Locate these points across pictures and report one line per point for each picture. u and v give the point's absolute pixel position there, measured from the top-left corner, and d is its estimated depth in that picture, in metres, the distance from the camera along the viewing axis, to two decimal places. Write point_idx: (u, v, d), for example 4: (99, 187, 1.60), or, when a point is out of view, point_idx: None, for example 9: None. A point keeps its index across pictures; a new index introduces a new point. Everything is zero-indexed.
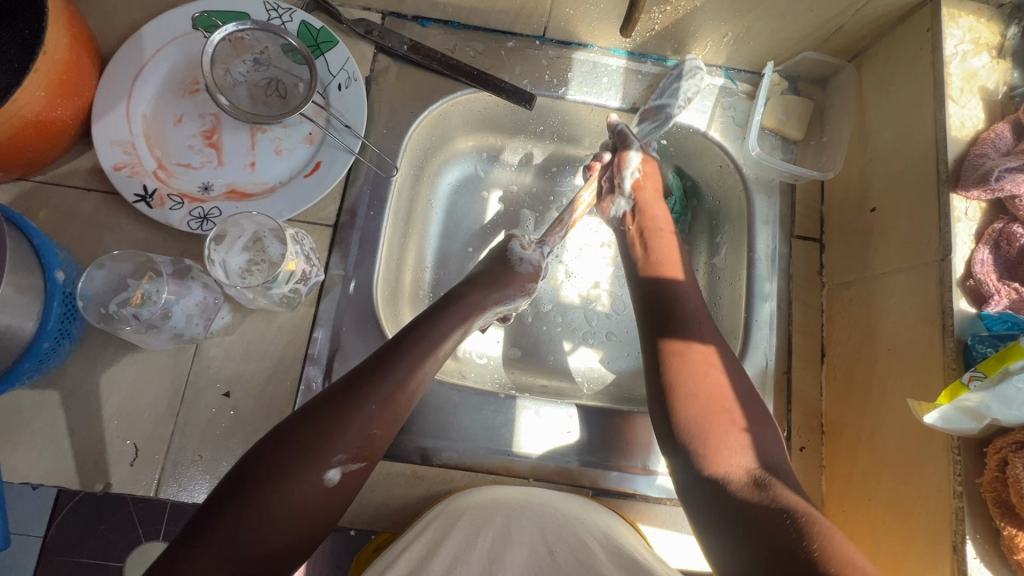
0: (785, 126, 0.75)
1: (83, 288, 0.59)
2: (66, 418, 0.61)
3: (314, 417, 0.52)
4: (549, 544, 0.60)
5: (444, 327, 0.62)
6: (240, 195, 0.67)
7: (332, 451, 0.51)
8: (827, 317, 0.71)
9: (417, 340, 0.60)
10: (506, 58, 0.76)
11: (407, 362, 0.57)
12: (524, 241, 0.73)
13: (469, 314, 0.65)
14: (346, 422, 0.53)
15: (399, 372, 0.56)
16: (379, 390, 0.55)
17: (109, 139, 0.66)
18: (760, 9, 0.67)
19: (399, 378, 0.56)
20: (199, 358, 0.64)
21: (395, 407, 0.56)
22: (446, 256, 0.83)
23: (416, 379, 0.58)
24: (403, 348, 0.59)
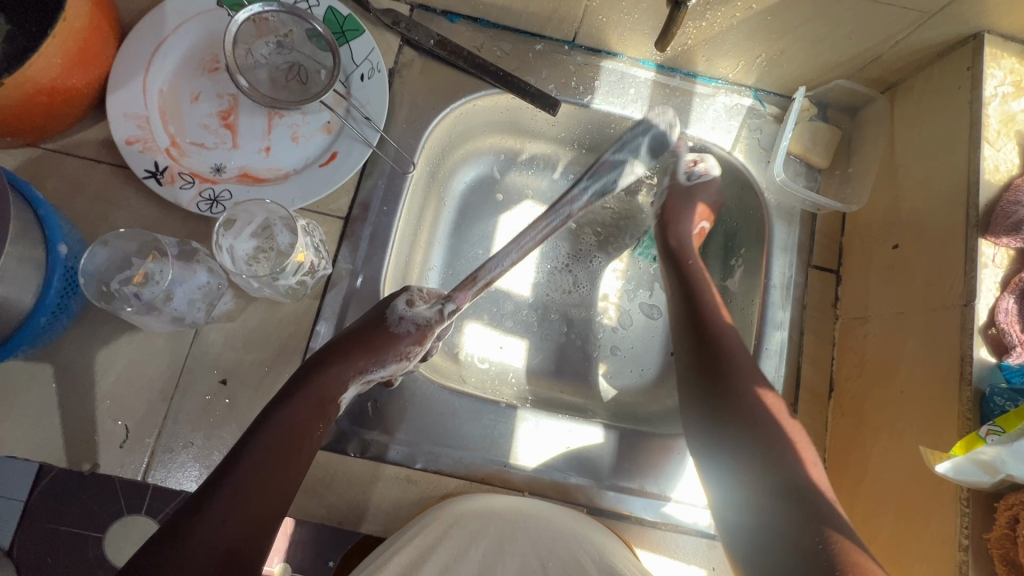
0: (811, 152, 0.74)
1: (84, 264, 0.58)
2: (57, 394, 0.60)
3: (161, 544, 0.49)
4: (542, 557, 0.60)
5: (291, 410, 0.57)
6: (252, 179, 0.66)
7: (186, 574, 0.48)
8: (838, 351, 0.70)
9: (264, 431, 0.55)
10: (533, 60, 0.75)
11: (250, 454, 0.54)
12: (411, 296, 0.64)
13: (325, 394, 0.59)
14: (193, 543, 0.49)
15: (248, 473, 0.53)
16: (233, 494, 0.52)
17: (123, 112, 0.64)
18: (797, 32, 0.65)
19: (247, 470, 0.53)
20: (198, 342, 0.63)
21: (253, 504, 0.52)
22: (457, 256, 0.82)
23: (274, 467, 0.54)
24: (250, 439, 0.55)
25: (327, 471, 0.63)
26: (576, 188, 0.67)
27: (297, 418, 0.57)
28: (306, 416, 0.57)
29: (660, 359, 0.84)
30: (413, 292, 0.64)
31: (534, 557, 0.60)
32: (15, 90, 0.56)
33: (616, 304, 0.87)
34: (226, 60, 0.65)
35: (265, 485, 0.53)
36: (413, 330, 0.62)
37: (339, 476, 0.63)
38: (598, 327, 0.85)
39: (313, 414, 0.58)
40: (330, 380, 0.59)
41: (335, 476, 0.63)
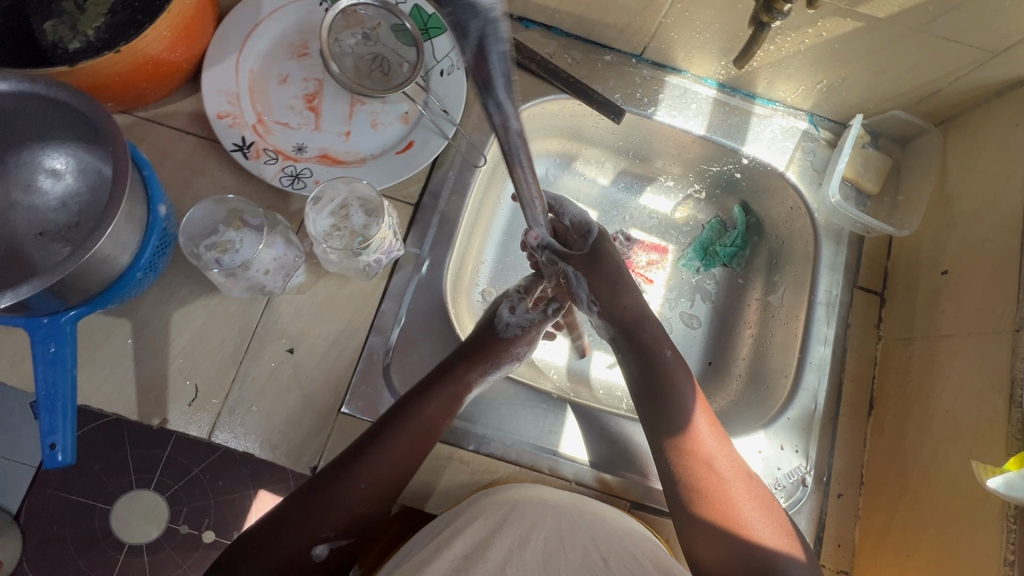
0: (863, 178, 0.76)
1: (182, 225, 0.62)
2: (133, 349, 0.62)
3: (311, 494, 0.57)
4: (602, 551, 0.57)
5: (430, 403, 0.62)
6: (332, 161, 0.69)
7: (321, 528, 0.56)
8: (880, 370, 0.72)
9: (405, 417, 0.60)
10: (601, 70, 0.78)
11: (393, 441, 0.59)
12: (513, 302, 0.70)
13: (448, 386, 0.63)
14: (331, 502, 0.57)
15: (384, 457, 0.59)
16: (372, 469, 0.58)
17: (216, 88, 0.68)
18: (862, 61, 0.69)
19: (385, 457, 0.59)
20: (269, 311, 0.65)
21: (383, 484, 0.59)
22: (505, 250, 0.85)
23: (407, 455, 0.60)
24: (392, 425, 0.60)
25: None
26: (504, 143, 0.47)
27: (432, 407, 0.62)
28: (439, 407, 0.62)
29: (699, 369, 0.85)
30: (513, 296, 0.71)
31: (593, 551, 0.57)
32: (125, 59, 0.60)
33: (657, 312, 0.88)
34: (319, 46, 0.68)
35: (394, 466, 0.59)
36: (519, 333, 0.69)
37: None
38: None
39: (442, 409, 0.62)
40: (457, 376, 0.64)
41: None
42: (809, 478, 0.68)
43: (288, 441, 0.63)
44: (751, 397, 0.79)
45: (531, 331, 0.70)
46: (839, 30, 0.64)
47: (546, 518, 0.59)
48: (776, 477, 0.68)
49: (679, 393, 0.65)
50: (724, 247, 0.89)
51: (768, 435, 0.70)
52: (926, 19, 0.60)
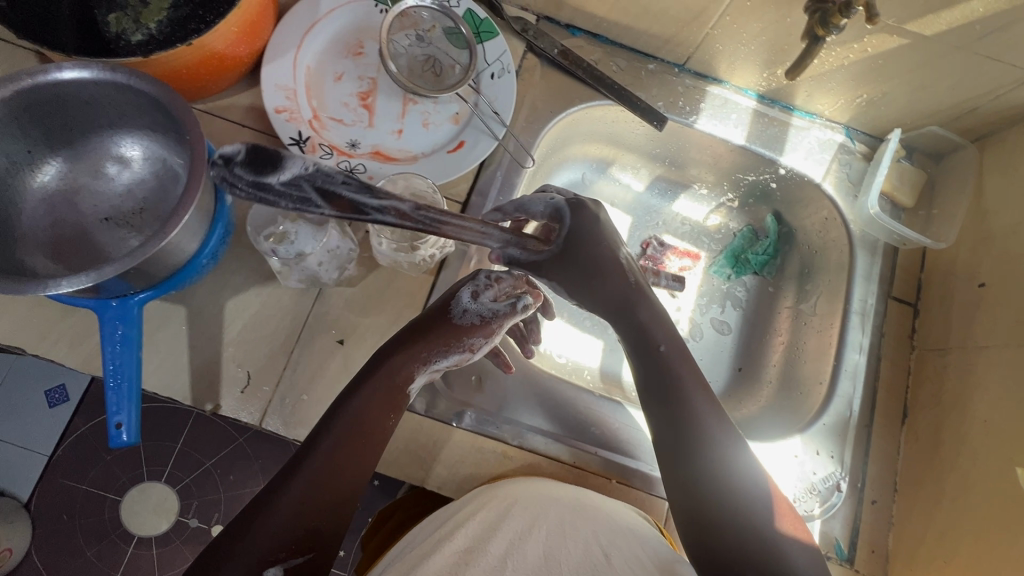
0: (898, 192, 0.78)
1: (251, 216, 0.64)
2: (189, 335, 0.64)
3: (244, 520, 0.51)
4: (603, 547, 0.56)
5: (366, 396, 0.59)
6: (384, 158, 0.71)
7: (268, 550, 0.49)
8: (913, 380, 0.73)
9: (336, 419, 0.57)
10: (645, 78, 0.80)
11: (331, 435, 0.56)
12: (475, 287, 0.65)
13: (385, 376, 0.60)
14: (272, 522, 0.50)
15: (326, 453, 0.55)
16: (320, 467, 0.54)
17: (275, 83, 0.69)
18: (904, 78, 0.70)
19: (325, 453, 0.55)
20: (320, 302, 0.67)
21: (331, 484, 0.54)
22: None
23: (351, 448, 0.56)
24: (332, 421, 0.57)
25: (430, 436, 0.67)
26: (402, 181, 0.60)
27: (370, 400, 0.58)
28: (376, 399, 0.59)
29: (729, 375, 0.86)
30: (478, 282, 0.65)
31: (596, 546, 0.56)
32: (195, 52, 0.61)
33: (689, 318, 0.89)
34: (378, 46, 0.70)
35: (339, 471, 0.55)
36: (478, 321, 0.64)
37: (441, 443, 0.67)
38: None
39: (382, 404, 0.59)
40: (391, 366, 0.61)
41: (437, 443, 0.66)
42: (845, 484, 0.69)
43: None
44: (782, 403, 0.80)
45: (492, 322, 0.65)
46: (885, 46, 0.66)
47: (546, 511, 0.59)
48: (811, 482, 0.69)
49: (692, 393, 0.62)
50: (756, 255, 0.90)
51: (803, 440, 0.71)
52: (972, 38, 0.62)
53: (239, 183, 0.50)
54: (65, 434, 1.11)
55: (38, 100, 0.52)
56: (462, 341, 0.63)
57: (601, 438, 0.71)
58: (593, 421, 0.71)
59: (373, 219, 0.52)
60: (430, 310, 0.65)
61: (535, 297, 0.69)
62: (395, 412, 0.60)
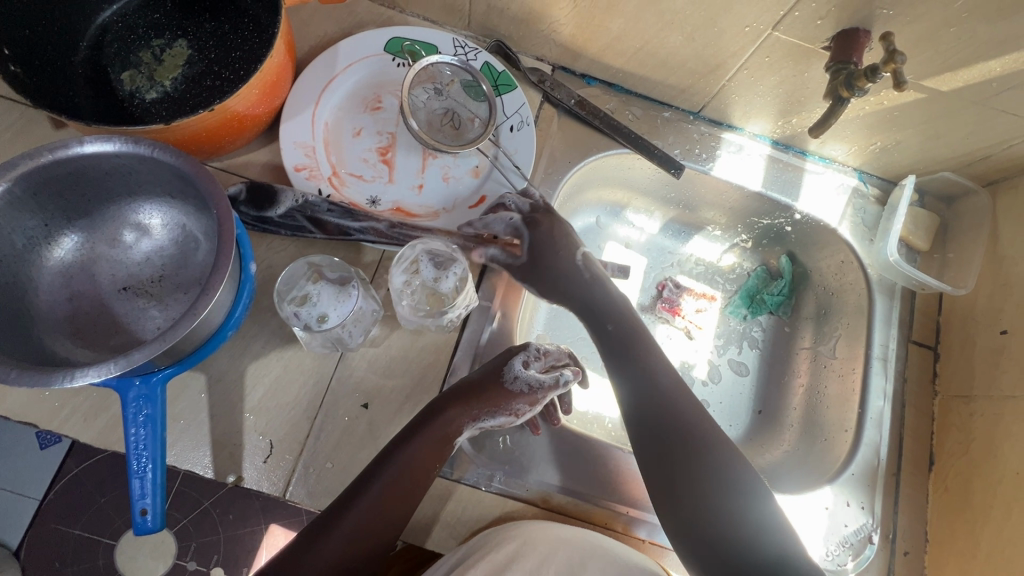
0: (913, 236, 0.79)
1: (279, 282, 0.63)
2: (208, 404, 0.62)
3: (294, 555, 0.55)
4: None
5: (418, 446, 0.59)
6: (405, 215, 0.70)
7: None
8: (938, 426, 0.73)
9: (385, 465, 0.58)
10: (660, 126, 0.81)
11: (386, 482, 0.57)
12: (528, 357, 0.66)
13: (438, 428, 0.61)
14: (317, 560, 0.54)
15: (377, 500, 0.57)
16: (370, 509, 0.57)
17: (293, 140, 0.69)
18: (917, 128, 0.72)
19: (377, 495, 0.57)
20: (343, 364, 0.65)
21: (378, 526, 0.57)
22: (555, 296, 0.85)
23: (399, 497, 0.58)
24: (384, 468, 0.58)
25: (459, 501, 0.65)
26: (353, 228, 0.67)
27: (419, 451, 0.59)
28: (429, 448, 0.60)
29: (749, 418, 0.86)
30: (530, 352, 0.66)
31: None
32: (216, 115, 0.60)
33: (709, 361, 0.88)
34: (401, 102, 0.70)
35: (382, 517, 0.57)
36: (525, 391, 0.64)
37: (471, 506, 0.65)
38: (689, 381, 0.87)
39: (433, 453, 0.60)
40: (447, 418, 0.61)
41: (467, 507, 0.65)
42: (876, 535, 0.68)
43: None
44: (807, 448, 0.80)
45: (537, 392, 0.65)
46: (901, 100, 0.67)
47: (556, 552, 0.59)
48: (843, 535, 0.68)
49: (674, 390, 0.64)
50: (772, 295, 0.90)
51: (833, 491, 0.70)
52: (989, 93, 0.63)
53: (245, 217, 0.66)
54: (56, 478, 1.06)
55: (59, 175, 0.51)
56: (513, 408, 0.64)
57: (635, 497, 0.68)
58: (625, 482, 0.69)
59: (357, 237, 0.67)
60: (482, 369, 0.66)
61: (576, 371, 0.68)
62: (440, 460, 0.60)
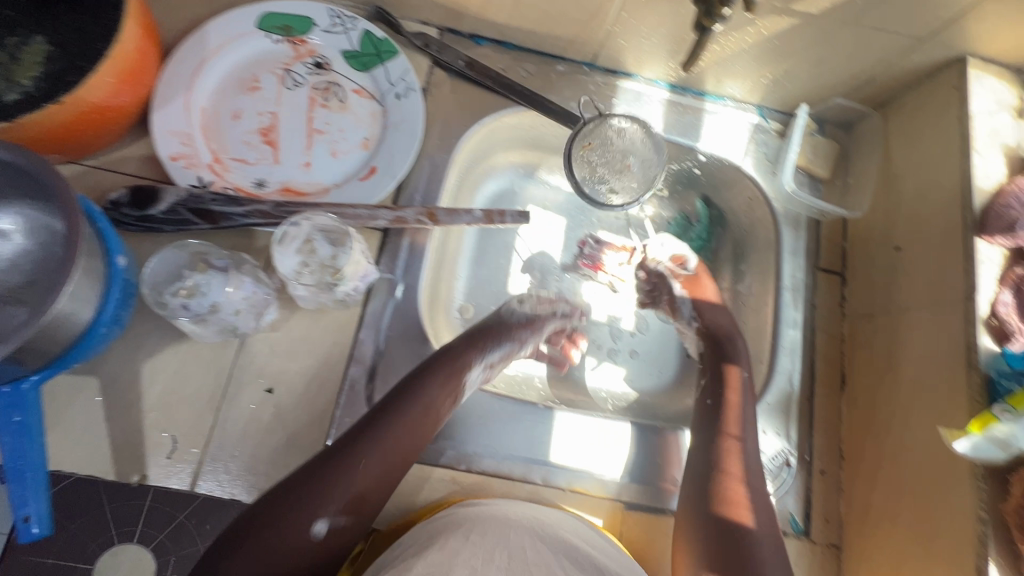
0: (814, 165, 0.80)
1: (147, 273, 0.61)
2: (104, 407, 0.60)
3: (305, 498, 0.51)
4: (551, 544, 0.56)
5: (443, 383, 0.61)
6: (294, 194, 0.68)
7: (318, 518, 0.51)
8: (848, 347, 0.75)
9: (378, 432, 0.56)
10: (555, 80, 0.80)
11: (396, 418, 0.58)
12: (535, 301, 0.77)
13: (433, 389, 0.61)
14: (322, 493, 0.51)
15: (398, 427, 0.57)
16: (379, 442, 0.56)
17: (167, 129, 0.66)
18: (801, 55, 0.72)
19: (403, 432, 0.57)
20: (244, 352, 0.64)
21: (400, 460, 0.57)
22: (471, 265, 0.85)
23: (411, 433, 0.58)
24: (405, 402, 0.59)
25: None
26: (235, 214, 0.64)
27: (410, 417, 0.58)
28: (420, 414, 0.59)
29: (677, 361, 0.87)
30: (536, 297, 0.78)
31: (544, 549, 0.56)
32: (68, 109, 0.58)
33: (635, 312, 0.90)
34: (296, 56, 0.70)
35: (365, 497, 0.54)
36: (524, 321, 0.74)
37: None
38: (617, 333, 0.88)
39: (445, 383, 0.61)
40: (436, 382, 0.61)
41: None
42: (791, 458, 0.70)
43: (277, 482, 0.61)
44: None
45: (536, 322, 0.75)
46: (778, 27, 0.67)
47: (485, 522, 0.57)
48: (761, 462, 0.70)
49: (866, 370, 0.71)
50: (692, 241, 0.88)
51: None
52: (858, 11, 0.63)
53: (127, 220, 0.62)
54: None
55: None
56: (508, 355, 0.71)
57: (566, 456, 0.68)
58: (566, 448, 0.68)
59: (240, 224, 0.64)
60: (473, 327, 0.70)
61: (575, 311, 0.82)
62: (427, 433, 0.59)
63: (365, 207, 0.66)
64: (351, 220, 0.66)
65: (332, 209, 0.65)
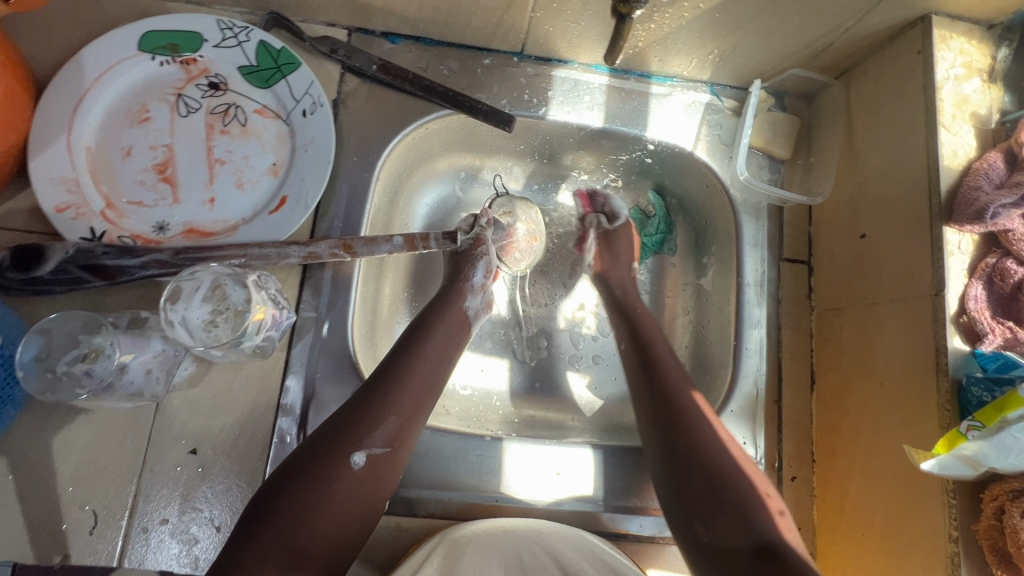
0: (772, 145, 0.73)
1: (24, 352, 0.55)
2: (15, 487, 0.56)
3: (323, 457, 0.52)
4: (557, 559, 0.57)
5: (446, 327, 0.63)
6: (199, 235, 0.62)
7: (351, 467, 0.52)
8: (817, 343, 0.69)
9: (383, 409, 0.55)
10: (482, 77, 0.73)
11: (419, 361, 0.59)
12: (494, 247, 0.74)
13: (438, 350, 0.61)
14: (342, 449, 0.52)
15: (417, 364, 0.59)
16: (402, 382, 0.57)
17: (49, 177, 0.59)
18: (746, 27, 0.64)
19: (417, 381, 0.58)
20: (162, 413, 0.60)
21: (422, 407, 0.57)
22: (422, 288, 0.78)
23: (434, 384, 0.59)
24: (413, 346, 0.60)
25: None
26: (130, 265, 0.59)
27: (410, 392, 0.57)
28: (422, 386, 0.58)
29: None
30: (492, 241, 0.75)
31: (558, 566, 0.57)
32: None
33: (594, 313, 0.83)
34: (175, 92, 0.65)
35: (374, 483, 0.53)
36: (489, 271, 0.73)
37: None
38: (577, 338, 0.81)
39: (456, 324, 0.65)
40: (434, 349, 0.61)
41: None
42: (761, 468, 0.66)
43: (210, 550, 0.58)
44: None
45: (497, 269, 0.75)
46: None
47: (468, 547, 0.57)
48: None
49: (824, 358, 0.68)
50: (650, 236, 0.82)
51: None
52: None
53: (13, 283, 0.57)
54: None
55: None
56: (461, 325, 0.65)
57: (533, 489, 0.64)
58: (540, 477, 0.65)
59: (140, 276, 0.59)
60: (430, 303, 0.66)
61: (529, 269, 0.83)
62: (423, 413, 0.58)
63: (273, 245, 0.61)
64: (259, 260, 0.61)
65: (236, 253, 0.60)
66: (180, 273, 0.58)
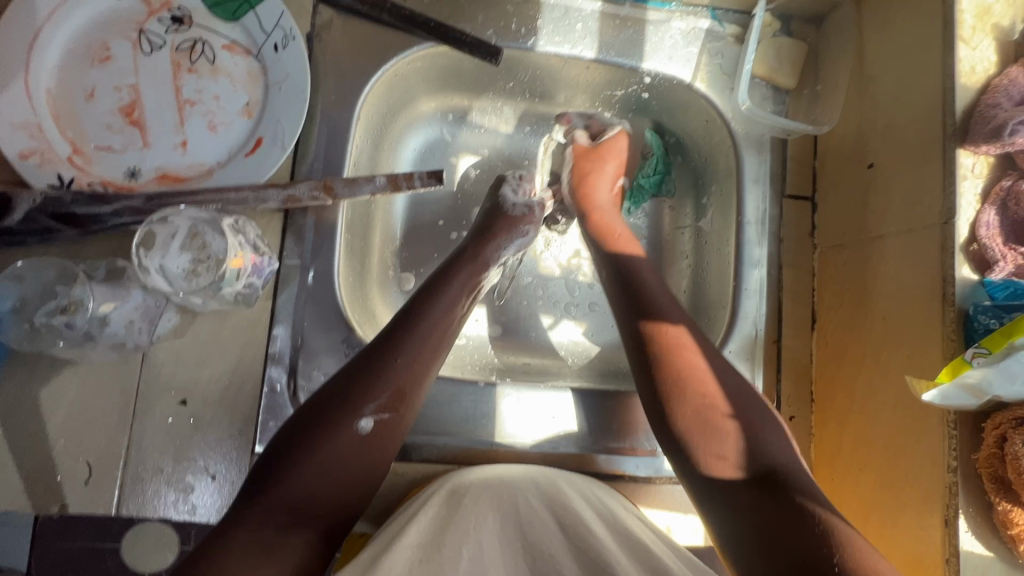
0: (776, 74, 0.69)
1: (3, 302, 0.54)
2: (6, 441, 0.56)
3: (329, 420, 0.51)
4: (557, 517, 0.53)
5: (454, 282, 0.61)
6: (173, 180, 0.60)
7: (358, 427, 0.51)
8: (818, 281, 0.67)
9: (391, 370, 0.53)
10: (466, 5, 0.68)
11: (428, 318, 0.57)
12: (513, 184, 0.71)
13: (447, 302, 0.59)
14: (348, 411, 0.51)
15: (427, 324, 0.57)
16: (410, 340, 0.55)
17: (9, 121, 0.56)
18: None
19: (428, 336, 0.56)
20: (148, 364, 0.59)
21: (432, 363, 0.56)
22: (436, 245, 0.76)
23: (442, 342, 0.58)
24: (421, 303, 0.58)
25: None
26: (101, 214, 0.57)
27: (416, 349, 0.55)
28: (431, 344, 0.57)
29: None
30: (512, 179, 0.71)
31: (552, 518, 0.53)
32: None
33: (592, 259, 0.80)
34: (135, 30, 0.61)
35: (378, 446, 0.52)
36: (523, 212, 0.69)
37: None
38: (573, 285, 0.79)
39: (464, 281, 0.62)
40: (443, 307, 0.59)
41: None
42: None
43: (209, 496, 0.58)
44: None
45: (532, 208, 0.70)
46: None
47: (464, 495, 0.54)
48: None
49: (825, 298, 0.66)
50: (648, 177, 0.77)
51: None
52: None
53: None
54: None
55: None
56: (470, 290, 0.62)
57: (529, 436, 0.64)
58: (535, 425, 0.64)
59: (113, 226, 0.57)
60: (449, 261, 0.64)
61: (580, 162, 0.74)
62: (431, 377, 0.56)
63: (250, 189, 0.59)
64: (236, 206, 0.59)
65: (212, 197, 0.58)
66: (152, 217, 0.56)
